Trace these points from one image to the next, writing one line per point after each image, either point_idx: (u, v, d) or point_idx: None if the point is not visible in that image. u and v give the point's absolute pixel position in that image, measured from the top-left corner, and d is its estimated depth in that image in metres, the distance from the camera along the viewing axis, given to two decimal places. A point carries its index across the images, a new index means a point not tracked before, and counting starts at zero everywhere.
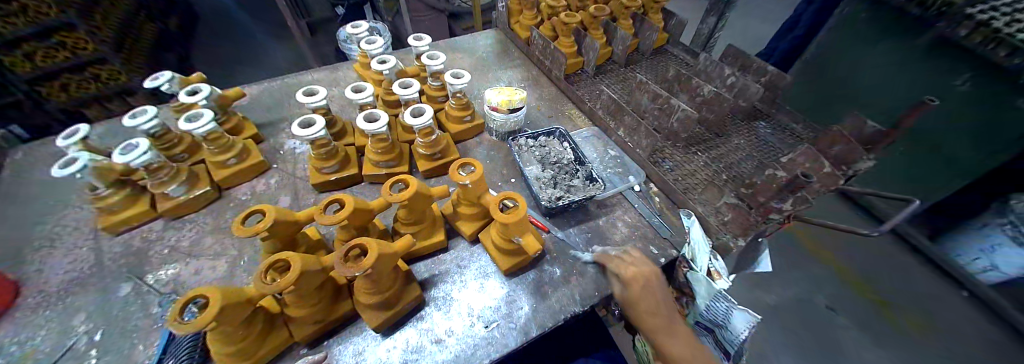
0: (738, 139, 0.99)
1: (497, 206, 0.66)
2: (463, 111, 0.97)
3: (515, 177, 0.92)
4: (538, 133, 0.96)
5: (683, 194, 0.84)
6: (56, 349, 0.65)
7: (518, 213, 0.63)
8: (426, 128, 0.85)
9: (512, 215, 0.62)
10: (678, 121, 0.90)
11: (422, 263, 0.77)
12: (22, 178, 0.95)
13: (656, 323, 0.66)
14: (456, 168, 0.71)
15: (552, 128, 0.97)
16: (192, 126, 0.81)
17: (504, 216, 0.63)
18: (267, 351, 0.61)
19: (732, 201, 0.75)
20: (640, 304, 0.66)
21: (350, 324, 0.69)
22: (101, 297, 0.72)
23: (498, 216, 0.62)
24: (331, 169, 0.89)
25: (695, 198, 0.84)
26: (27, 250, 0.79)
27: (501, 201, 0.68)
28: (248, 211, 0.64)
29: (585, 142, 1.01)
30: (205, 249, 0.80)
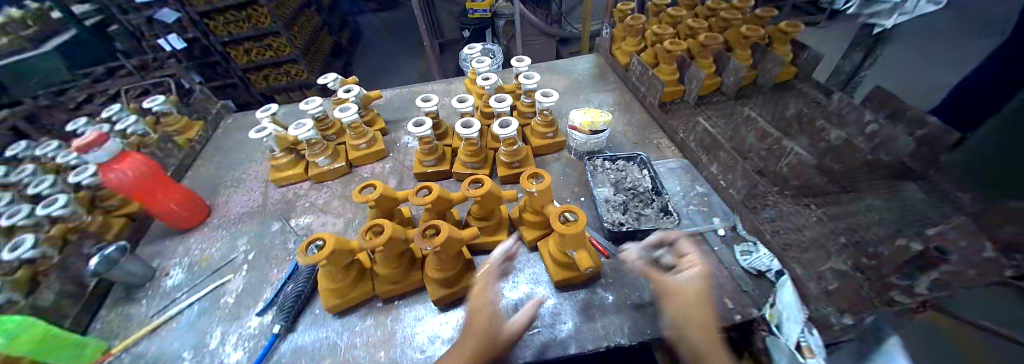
0: (916, 190, 0.61)
1: (556, 216, 0.69)
2: (548, 128, 1.02)
3: (585, 196, 0.92)
4: (617, 156, 0.95)
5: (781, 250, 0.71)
6: (224, 258, 0.91)
7: (579, 225, 0.65)
8: (509, 139, 0.93)
9: (575, 225, 0.65)
10: (788, 166, 0.76)
11: (484, 256, 0.84)
12: (232, 137, 1.35)
13: (686, 287, 0.58)
14: (527, 177, 0.75)
15: (633, 153, 0.95)
16: (342, 115, 1.05)
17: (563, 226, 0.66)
18: (354, 296, 0.75)
19: (841, 268, 0.61)
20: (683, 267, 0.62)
21: (416, 294, 0.79)
22: (260, 229, 0.97)
23: (556, 225, 0.66)
24: (430, 162, 1.04)
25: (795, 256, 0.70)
26: (225, 187, 1.12)
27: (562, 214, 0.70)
28: (365, 184, 0.81)
29: (669, 173, 0.98)
30: (332, 208, 1.01)
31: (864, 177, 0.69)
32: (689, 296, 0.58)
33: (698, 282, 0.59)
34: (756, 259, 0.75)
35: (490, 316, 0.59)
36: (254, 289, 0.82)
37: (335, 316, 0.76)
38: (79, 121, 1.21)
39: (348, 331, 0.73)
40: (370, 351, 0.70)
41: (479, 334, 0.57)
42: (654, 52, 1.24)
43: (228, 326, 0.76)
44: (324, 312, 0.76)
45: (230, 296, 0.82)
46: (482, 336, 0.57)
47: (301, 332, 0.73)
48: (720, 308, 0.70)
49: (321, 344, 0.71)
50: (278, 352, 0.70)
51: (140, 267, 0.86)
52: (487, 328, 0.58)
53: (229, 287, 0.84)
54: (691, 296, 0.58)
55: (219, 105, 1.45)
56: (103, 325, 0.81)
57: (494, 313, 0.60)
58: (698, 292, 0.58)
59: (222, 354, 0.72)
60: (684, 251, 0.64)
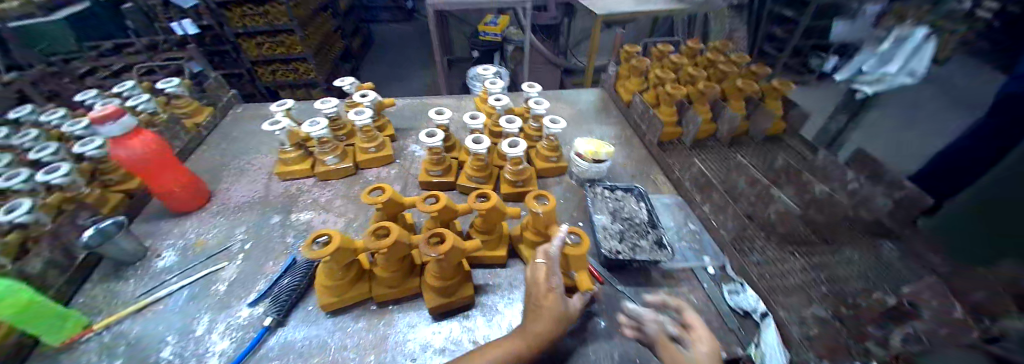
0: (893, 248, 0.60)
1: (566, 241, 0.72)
2: (552, 153, 1.06)
3: (583, 221, 0.95)
4: (617, 187, 0.97)
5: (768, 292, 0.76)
6: (220, 246, 0.90)
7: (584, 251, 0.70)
8: (516, 158, 0.96)
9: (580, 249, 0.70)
10: (775, 213, 0.79)
11: (481, 270, 0.86)
12: (240, 127, 1.36)
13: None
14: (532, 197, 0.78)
15: (632, 185, 0.97)
16: (356, 117, 1.08)
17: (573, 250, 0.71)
18: (351, 296, 0.75)
19: (822, 314, 0.65)
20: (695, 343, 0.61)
21: (411, 300, 0.79)
22: (259, 220, 0.97)
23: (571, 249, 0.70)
24: (437, 173, 1.07)
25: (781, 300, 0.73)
26: (228, 174, 1.13)
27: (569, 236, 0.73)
28: (374, 186, 0.83)
29: (664, 207, 1.03)
30: (334, 207, 1.02)
31: (850, 232, 0.66)
32: None
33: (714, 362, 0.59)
34: (743, 298, 0.80)
35: (557, 300, 0.65)
36: (248, 280, 0.82)
37: (328, 314, 0.76)
38: (90, 92, 1.21)
39: (339, 331, 0.73)
40: (360, 353, 0.70)
41: (549, 316, 0.64)
42: (656, 93, 1.30)
43: (217, 314, 0.75)
44: (317, 309, 0.76)
45: (221, 284, 0.81)
46: (556, 316, 0.64)
47: (292, 327, 0.73)
48: None
49: (311, 342, 0.71)
50: (265, 346, 0.70)
51: (132, 245, 0.85)
52: (555, 309, 0.64)
53: (222, 275, 0.83)
54: None
55: (230, 94, 1.47)
56: (85, 301, 0.79)
57: (561, 296, 0.65)
58: None
59: (208, 342, 0.71)
60: (693, 323, 0.65)
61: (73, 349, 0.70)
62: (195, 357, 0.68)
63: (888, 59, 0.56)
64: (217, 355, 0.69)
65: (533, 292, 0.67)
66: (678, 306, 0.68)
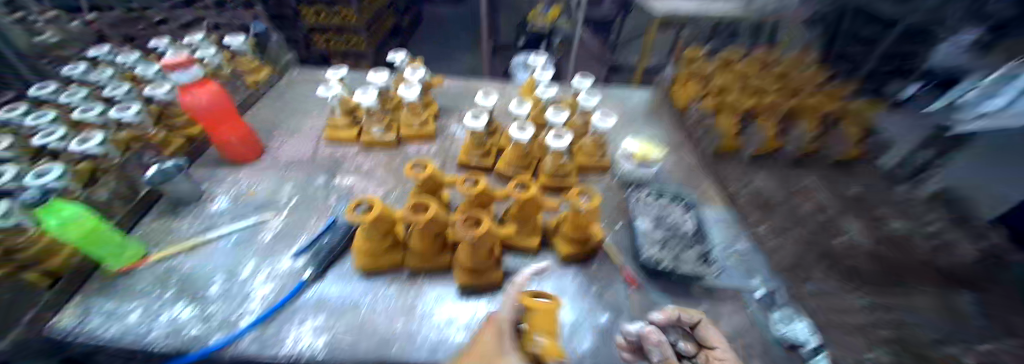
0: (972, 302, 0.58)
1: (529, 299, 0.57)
2: (597, 150, 1.04)
3: (621, 223, 0.90)
4: (664, 192, 0.91)
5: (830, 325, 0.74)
6: (269, 199, 0.95)
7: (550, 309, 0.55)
8: (558, 151, 0.94)
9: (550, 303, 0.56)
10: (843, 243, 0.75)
11: (514, 257, 0.83)
12: (293, 89, 1.42)
13: None
14: (575, 192, 0.76)
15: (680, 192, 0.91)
16: (406, 91, 1.10)
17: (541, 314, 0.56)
18: (384, 263, 0.77)
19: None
20: None
21: (441, 275, 0.80)
22: (304, 179, 1.01)
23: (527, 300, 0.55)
24: (477, 156, 1.07)
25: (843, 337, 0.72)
26: (279, 133, 1.18)
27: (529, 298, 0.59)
28: (416, 163, 0.85)
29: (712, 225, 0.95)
30: (374, 176, 1.04)
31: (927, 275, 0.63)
32: None
33: None
34: (788, 331, 0.71)
35: (494, 340, 0.50)
36: (290, 235, 0.85)
37: (361, 277, 0.78)
38: (162, 41, 1.30)
39: (371, 293, 0.75)
40: (390, 318, 0.72)
41: (480, 354, 0.49)
42: None
43: (261, 261, 0.79)
44: (352, 270, 0.79)
45: (267, 234, 0.85)
46: (480, 362, 0.48)
47: (328, 283, 0.76)
48: None
49: (345, 300, 0.73)
50: (301, 298, 0.73)
51: (188, 186, 0.90)
52: (488, 349, 0.49)
53: (268, 226, 0.87)
54: None
55: (288, 57, 1.53)
56: (143, 232, 0.85)
57: (502, 334, 0.50)
58: None
59: (250, 286, 0.75)
60: (708, 343, 0.67)
61: (132, 274, 0.76)
62: (238, 299, 0.73)
63: (994, 94, 0.55)
64: (258, 299, 0.72)
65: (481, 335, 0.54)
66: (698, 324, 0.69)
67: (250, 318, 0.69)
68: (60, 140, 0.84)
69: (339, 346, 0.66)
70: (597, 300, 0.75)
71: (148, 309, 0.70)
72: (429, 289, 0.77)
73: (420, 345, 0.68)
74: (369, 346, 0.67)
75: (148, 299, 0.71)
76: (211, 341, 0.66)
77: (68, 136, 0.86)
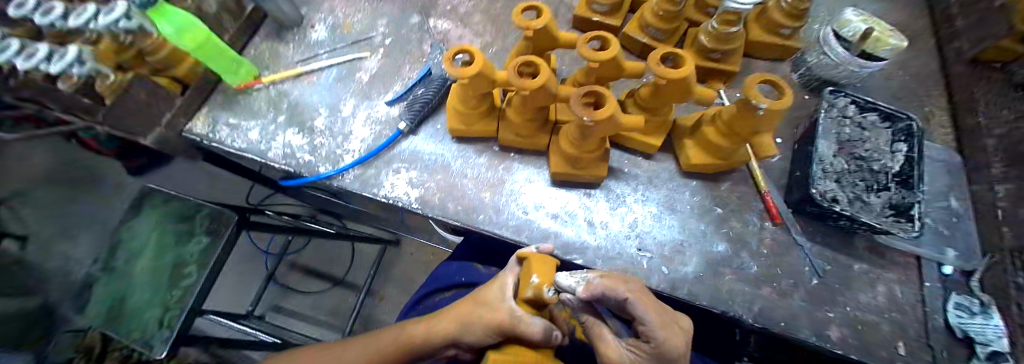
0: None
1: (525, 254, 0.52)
2: (794, 22, 0.65)
3: (781, 139, 0.67)
4: (874, 106, 0.62)
5: None
6: (362, 33, 0.86)
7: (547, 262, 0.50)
8: (731, 14, 0.61)
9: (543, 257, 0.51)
10: None
11: (621, 152, 0.71)
12: None
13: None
14: (754, 81, 0.50)
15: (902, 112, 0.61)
16: None
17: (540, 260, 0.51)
18: (477, 129, 0.69)
19: None
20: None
21: (536, 157, 0.72)
22: (397, 16, 0.89)
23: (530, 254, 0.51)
24: (601, 9, 0.80)
25: None
26: None
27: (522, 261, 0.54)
28: (527, 5, 0.65)
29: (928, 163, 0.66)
30: (472, 24, 0.88)
31: None
32: None
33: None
34: (976, 323, 0.54)
35: (496, 289, 0.52)
36: (385, 78, 0.79)
37: (455, 140, 0.72)
38: None
39: (463, 159, 0.71)
40: (479, 187, 0.68)
41: (480, 299, 0.53)
42: None
43: (359, 102, 0.77)
44: (445, 130, 0.73)
45: (364, 74, 0.80)
46: (477, 303, 0.52)
47: (423, 137, 0.72)
48: (888, 343, 0.54)
49: (436, 160, 0.70)
50: (397, 148, 0.70)
51: (290, 9, 0.84)
52: (490, 295, 0.52)
53: (365, 65, 0.81)
54: None
55: None
56: (255, 54, 0.86)
57: (504, 285, 0.52)
58: None
59: (350, 126, 0.74)
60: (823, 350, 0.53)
61: (248, 93, 0.79)
62: (341, 136, 0.73)
63: None
64: (358, 140, 0.72)
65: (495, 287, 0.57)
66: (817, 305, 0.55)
67: (353, 157, 0.70)
68: None
69: (431, 204, 0.65)
70: (718, 225, 0.62)
71: (266, 132, 0.74)
72: (520, 168, 0.70)
73: (507, 220, 0.65)
74: (458, 210, 0.65)
75: (264, 121, 0.75)
76: (319, 170, 0.69)
77: None
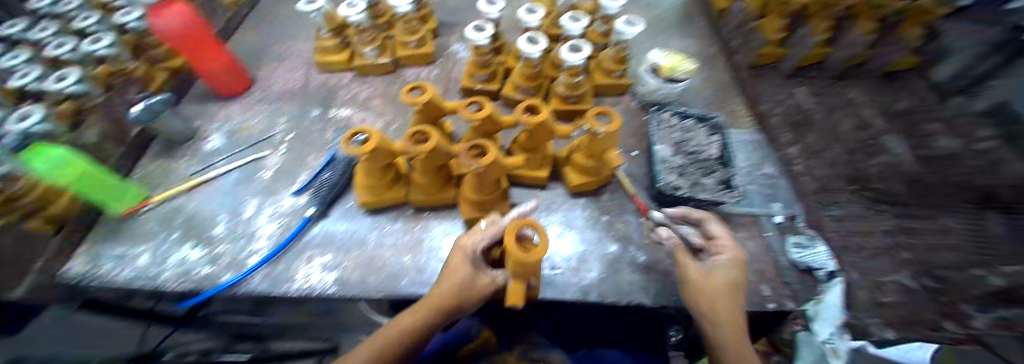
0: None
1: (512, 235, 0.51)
2: (618, 66, 0.89)
3: (637, 151, 0.84)
4: (690, 114, 0.83)
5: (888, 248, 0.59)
6: (263, 133, 0.92)
7: (541, 252, 0.49)
8: (574, 68, 0.79)
9: (531, 253, 0.48)
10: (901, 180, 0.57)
11: (521, 190, 0.81)
12: (275, 8, 1.27)
13: (715, 275, 0.57)
14: (592, 115, 0.66)
15: (708, 114, 0.83)
16: (397, 4, 0.93)
17: (519, 250, 0.49)
18: (389, 198, 0.74)
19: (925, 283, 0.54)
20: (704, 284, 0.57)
21: (447, 209, 0.79)
22: (300, 112, 0.96)
23: (512, 251, 0.48)
24: (481, 78, 0.94)
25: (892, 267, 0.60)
26: (264, 61, 1.09)
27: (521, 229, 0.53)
28: (412, 85, 0.74)
29: (740, 144, 0.90)
30: (373, 106, 0.98)
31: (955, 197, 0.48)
32: (716, 288, 0.56)
33: (726, 273, 0.57)
34: (806, 255, 0.70)
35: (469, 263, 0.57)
36: (289, 173, 0.84)
37: (367, 213, 0.77)
38: None
39: (377, 230, 0.75)
40: (398, 253, 0.72)
41: (453, 280, 0.56)
42: None
43: (263, 200, 0.80)
44: (355, 207, 0.77)
45: (266, 172, 0.85)
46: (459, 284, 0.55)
47: (334, 219, 0.76)
48: (754, 292, 0.67)
49: (351, 237, 0.74)
50: (308, 235, 0.74)
51: (178, 124, 0.88)
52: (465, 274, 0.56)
53: (267, 162, 0.86)
54: (718, 288, 0.56)
55: None
56: (143, 174, 0.86)
57: (478, 257, 0.58)
58: (726, 284, 0.56)
59: (256, 225, 0.76)
60: None
61: (135, 218, 0.77)
62: (245, 238, 0.74)
63: None
64: (264, 238, 0.74)
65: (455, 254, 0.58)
66: None
67: (259, 256, 0.71)
68: (37, 80, 0.78)
69: (349, 281, 0.68)
70: (609, 230, 0.74)
71: (156, 253, 0.72)
72: (435, 223, 0.76)
73: (429, 276, 0.68)
74: (377, 279, 0.68)
75: (155, 242, 0.73)
76: (222, 279, 0.68)
77: (45, 76, 0.80)
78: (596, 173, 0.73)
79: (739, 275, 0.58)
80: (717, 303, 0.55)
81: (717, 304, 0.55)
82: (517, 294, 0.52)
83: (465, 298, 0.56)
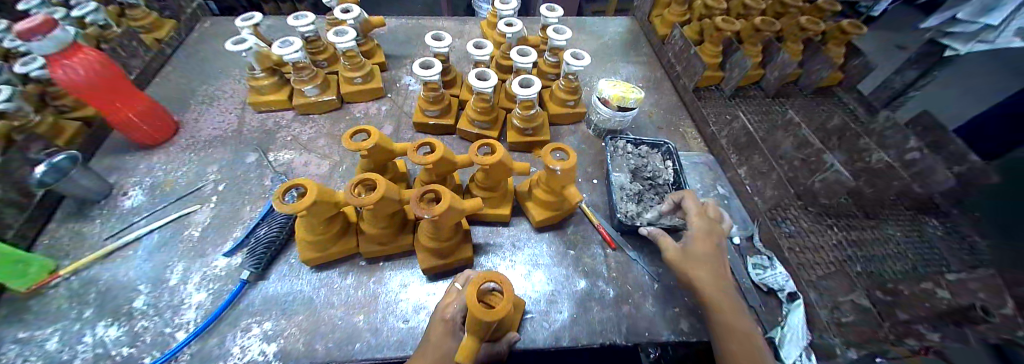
0: (935, 227, 0.76)
1: (474, 293, 0.46)
2: (571, 96, 0.91)
3: (598, 179, 0.85)
4: (642, 141, 0.86)
5: (834, 254, 0.72)
6: (190, 186, 0.83)
7: (504, 309, 0.44)
8: (527, 101, 0.81)
9: (494, 311, 0.44)
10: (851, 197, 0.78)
11: (480, 227, 0.77)
12: (207, 47, 1.21)
13: (695, 250, 0.61)
14: (548, 151, 0.66)
15: (660, 140, 0.86)
16: (338, 41, 0.90)
17: (482, 308, 0.44)
18: (338, 250, 0.69)
19: (874, 284, 0.65)
20: (691, 262, 0.60)
21: (404, 257, 0.73)
22: (234, 159, 0.89)
23: (476, 311, 0.43)
24: (433, 113, 0.91)
25: (854, 269, 0.70)
26: (193, 106, 1.01)
27: (481, 285, 0.48)
28: (356, 129, 0.70)
29: (692, 167, 0.89)
30: (318, 147, 0.92)
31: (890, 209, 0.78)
32: (698, 263, 0.60)
33: (705, 246, 0.61)
34: (768, 275, 0.70)
35: (446, 332, 0.53)
36: (223, 228, 0.76)
37: (312, 269, 0.70)
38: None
39: (325, 287, 0.68)
40: (349, 312, 0.65)
41: (431, 350, 0.52)
42: (700, 28, 1.12)
43: (191, 263, 0.70)
44: (300, 263, 0.71)
45: (196, 229, 0.76)
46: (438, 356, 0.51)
47: (274, 280, 0.69)
48: None
49: (295, 298, 0.66)
50: (247, 298, 0.66)
51: (93, 182, 0.76)
52: (443, 345, 0.52)
53: (196, 218, 0.77)
54: (705, 260, 0.60)
55: (195, 5, 1.29)
56: (49, 243, 0.73)
57: (456, 329, 0.54)
58: (708, 259, 0.60)
59: (183, 293, 0.66)
60: (688, 333, 0.62)
61: (43, 294, 0.65)
62: (172, 309, 0.64)
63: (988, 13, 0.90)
64: (194, 307, 0.65)
65: (433, 320, 0.55)
66: (668, 300, 0.66)
67: (188, 331, 0.62)
68: None
69: (294, 351, 0.60)
70: (576, 265, 0.71)
71: (65, 336, 0.61)
72: (390, 273, 0.71)
73: (386, 337, 0.62)
74: (328, 345, 0.61)
75: (65, 322, 0.62)
76: (145, 361, 0.58)
77: None
78: (556, 204, 0.71)
79: (715, 246, 0.61)
80: (703, 279, 0.58)
81: (705, 281, 0.58)
82: (466, 352, 0.46)
83: None
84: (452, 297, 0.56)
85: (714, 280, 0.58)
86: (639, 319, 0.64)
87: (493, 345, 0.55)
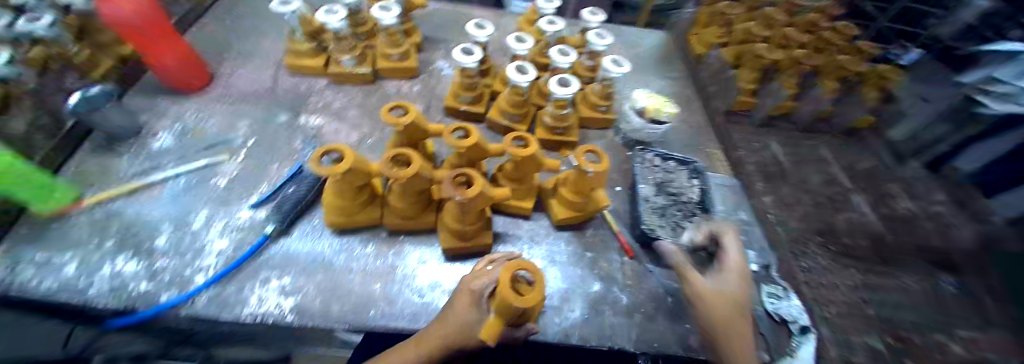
0: None
1: (507, 281, 0.46)
2: (603, 101, 0.91)
3: (621, 187, 0.85)
4: (670, 156, 0.87)
5: None
6: (220, 136, 0.84)
7: (532, 300, 0.45)
8: (562, 100, 0.81)
9: (523, 302, 0.44)
10: None
11: (502, 218, 0.77)
12: (246, 4, 1.21)
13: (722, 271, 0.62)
14: (583, 151, 0.67)
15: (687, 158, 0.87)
16: (382, 16, 0.90)
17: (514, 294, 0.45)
18: (362, 219, 0.69)
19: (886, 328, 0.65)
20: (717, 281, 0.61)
21: (424, 236, 0.74)
22: (264, 116, 0.89)
23: (508, 297, 0.43)
24: (466, 100, 0.92)
25: None
26: (228, 59, 1.01)
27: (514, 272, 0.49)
28: (395, 104, 0.71)
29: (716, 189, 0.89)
30: (348, 117, 0.93)
31: None
32: (722, 282, 0.61)
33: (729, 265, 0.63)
34: (781, 305, 0.70)
35: (470, 304, 0.53)
36: (249, 182, 0.76)
37: (334, 233, 0.71)
38: None
39: (345, 253, 0.69)
40: (367, 280, 0.65)
41: (452, 320, 0.52)
42: (738, 52, 1.12)
43: (214, 211, 0.71)
44: (322, 225, 0.71)
45: (221, 179, 0.76)
46: (456, 328, 0.51)
47: (295, 237, 0.69)
48: None
49: (315, 259, 0.67)
50: (268, 252, 0.66)
51: (124, 119, 0.77)
52: (463, 318, 0.52)
53: (223, 169, 0.78)
54: (729, 279, 0.61)
55: None
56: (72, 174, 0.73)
57: (482, 303, 0.53)
58: (731, 278, 0.61)
59: (204, 239, 0.67)
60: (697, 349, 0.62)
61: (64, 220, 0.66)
62: (193, 252, 0.65)
63: None
64: (215, 254, 0.65)
65: (459, 289, 0.55)
66: (681, 316, 0.66)
67: (207, 275, 0.62)
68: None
69: (310, 308, 0.60)
70: (592, 268, 0.72)
71: (83, 263, 0.61)
72: (410, 249, 0.71)
73: (401, 308, 0.62)
74: (343, 309, 0.61)
75: (83, 250, 0.62)
76: (161, 299, 0.58)
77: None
78: (582, 204, 0.72)
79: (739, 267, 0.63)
80: (722, 296, 0.59)
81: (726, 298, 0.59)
82: None
83: (460, 345, 0.51)
84: (484, 274, 0.55)
85: (734, 302, 0.58)
86: (649, 329, 0.64)
87: (514, 330, 0.54)
